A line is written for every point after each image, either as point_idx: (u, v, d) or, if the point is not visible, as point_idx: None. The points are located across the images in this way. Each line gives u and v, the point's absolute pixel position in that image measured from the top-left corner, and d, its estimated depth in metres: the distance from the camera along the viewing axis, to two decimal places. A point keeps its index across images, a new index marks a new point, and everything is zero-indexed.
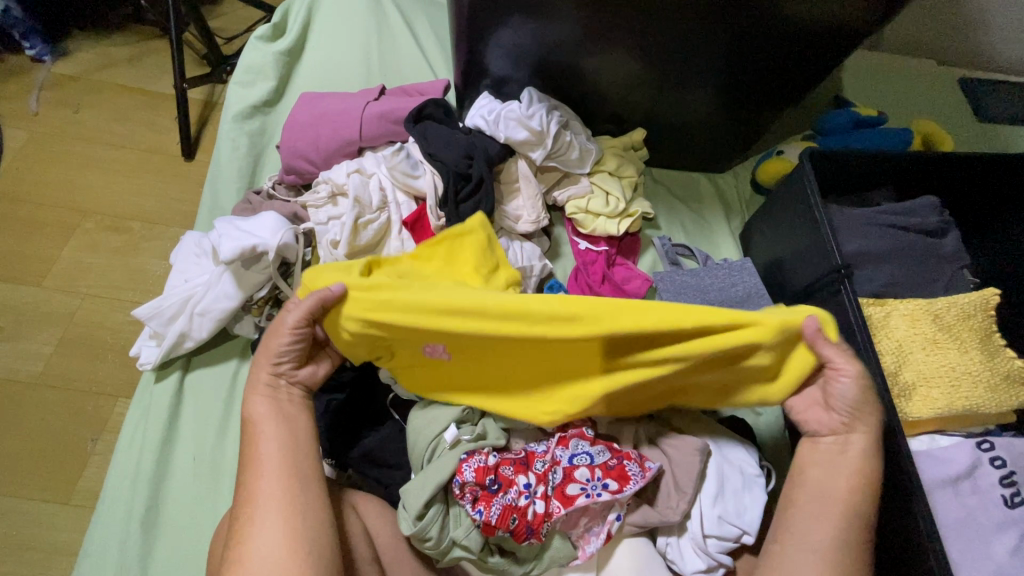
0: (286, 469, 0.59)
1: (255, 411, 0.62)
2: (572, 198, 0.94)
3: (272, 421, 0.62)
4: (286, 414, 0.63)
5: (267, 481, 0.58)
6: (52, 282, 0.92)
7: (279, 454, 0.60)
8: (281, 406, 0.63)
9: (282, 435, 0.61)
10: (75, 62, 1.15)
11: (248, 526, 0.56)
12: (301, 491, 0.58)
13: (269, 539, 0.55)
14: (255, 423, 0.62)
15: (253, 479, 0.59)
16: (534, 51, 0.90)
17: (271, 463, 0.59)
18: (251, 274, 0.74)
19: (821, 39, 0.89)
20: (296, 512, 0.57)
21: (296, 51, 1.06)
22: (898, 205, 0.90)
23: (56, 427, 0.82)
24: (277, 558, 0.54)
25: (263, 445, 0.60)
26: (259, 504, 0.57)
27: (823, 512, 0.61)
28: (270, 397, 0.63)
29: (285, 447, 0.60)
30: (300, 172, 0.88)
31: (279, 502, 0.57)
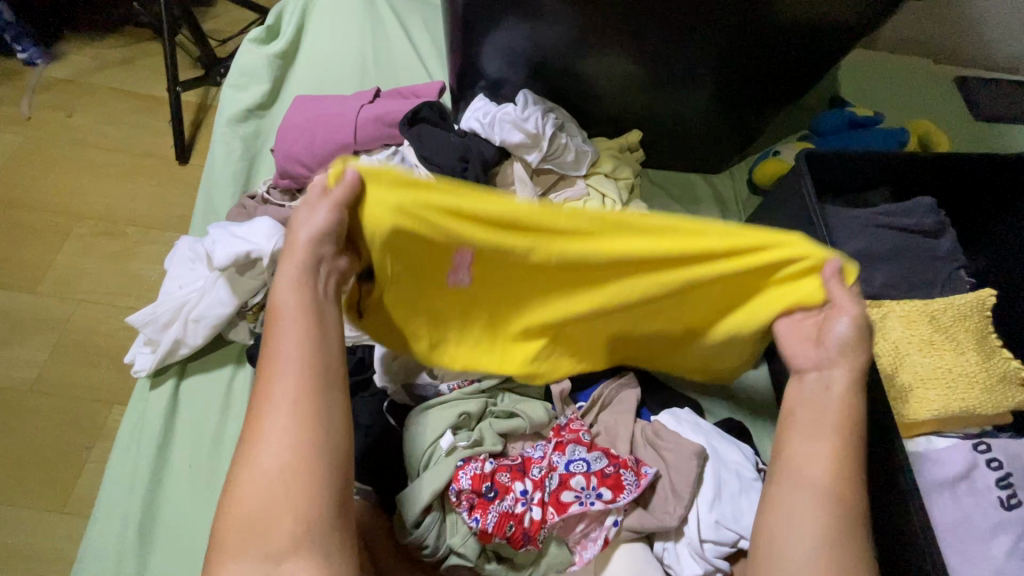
0: (304, 379, 0.51)
1: (281, 301, 0.54)
2: (569, 201, 0.93)
3: (297, 317, 0.53)
4: (313, 310, 0.54)
5: (282, 383, 0.51)
6: (46, 288, 0.92)
7: (297, 358, 0.52)
8: (311, 299, 0.54)
9: (306, 335, 0.53)
10: (68, 65, 1.14)
11: (256, 430, 0.50)
12: (318, 409, 0.50)
13: (274, 455, 0.48)
14: (279, 314, 0.53)
15: (269, 376, 0.51)
16: (529, 53, 0.90)
17: (290, 365, 0.51)
18: (246, 280, 0.74)
19: (816, 39, 0.88)
20: (308, 434, 0.49)
21: (291, 54, 1.05)
22: (895, 205, 0.89)
23: (51, 434, 0.82)
24: (281, 476, 0.47)
25: (285, 338, 0.52)
26: (271, 407, 0.50)
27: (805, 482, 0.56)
28: (299, 288, 0.54)
29: (308, 352, 0.52)
30: (295, 176, 0.88)
31: (288, 415, 0.49)
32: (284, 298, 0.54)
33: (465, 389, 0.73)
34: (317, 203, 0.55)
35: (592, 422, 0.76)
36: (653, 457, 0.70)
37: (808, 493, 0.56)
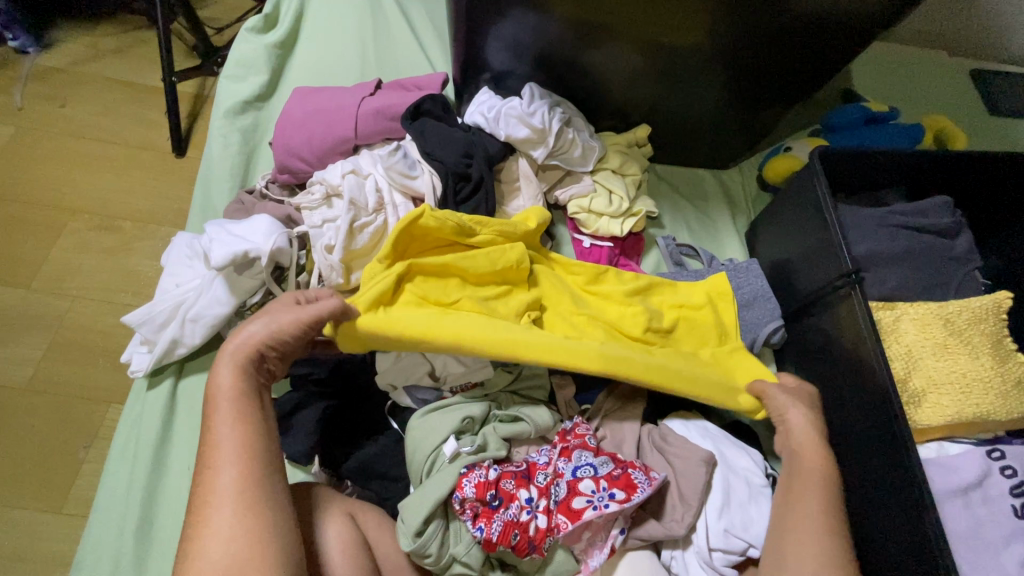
0: (241, 453, 0.54)
1: (217, 384, 0.58)
2: (575, 197, 0.92)
3: (229, 402, 0.57)
4: (245, 389, 0.58)
5: (219, 461, 0.54)
6: (41, 285, 0.90)
7: (231, 438, 0.55)
8: (245, 381, 0.59)
9: (239, 414, 0.56)
10: (60, 54, 1.11)
11: (201, 513, 0.52)
12: (256, 477, 0.54)
13: (220, 530, 0.51)
14: (216, 398, 0.57)
15: (205, 467, 0.54)
16: (535, 45, 0.87)
17: (225, 448, 0.54)
18: (244, 279, 0.72)
19: (831, 33, 0.86)
20: (248, 499, 0.52)
21: (289, 43, 1.02)
22: (909, 205, 0.87)
23: (46, 434, 0.80)
24: (229, 550, 0.50)
25: (222, 423, 0.56)
26: (213, 484, 0.53)
27: (811, 540, 0.60)
28: (236, 364, 0.59)
29: (237, 431, 0.55)
30: (294, 171, 0.85)
31: (233, 488, 0.52)
32: (224, 380, 0.58)
33: (467, 393, 0.72)
34: (256, 321, 0.62)
35: (597, 426, 0.74)
36: (658, 464, 0.69)
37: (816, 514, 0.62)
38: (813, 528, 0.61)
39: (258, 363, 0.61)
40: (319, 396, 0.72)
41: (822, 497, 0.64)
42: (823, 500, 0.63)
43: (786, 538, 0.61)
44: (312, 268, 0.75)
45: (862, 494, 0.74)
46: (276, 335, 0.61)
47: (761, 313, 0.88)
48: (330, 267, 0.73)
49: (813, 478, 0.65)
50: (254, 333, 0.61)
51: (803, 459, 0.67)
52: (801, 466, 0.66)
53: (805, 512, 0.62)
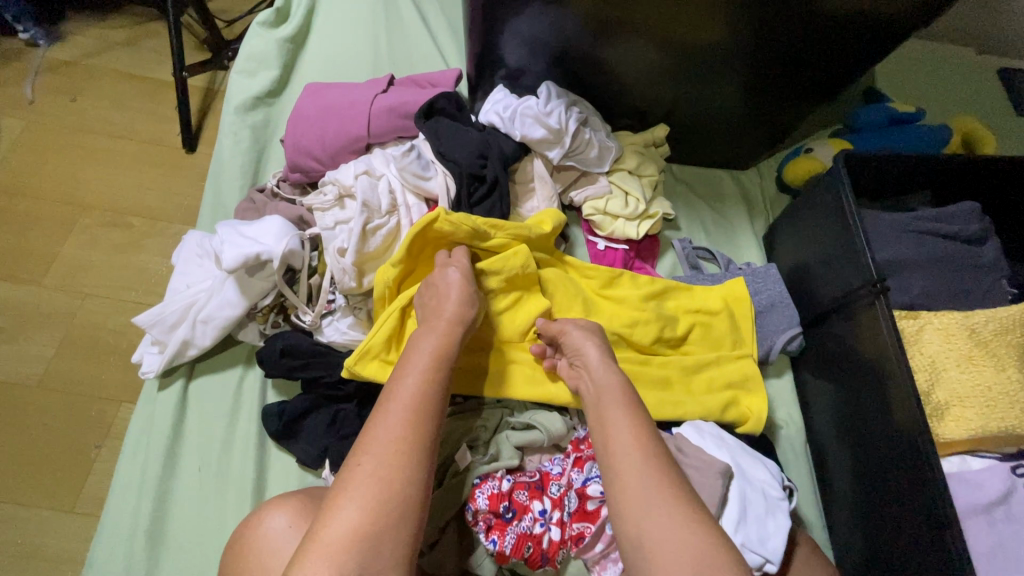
0: (414, 419, 0.52)
1: (421, 344, 0.59)
2: (590, 199, 0.90)
3: (428, 366, 0.57)
4: (447, 356, 0.59)
5: (394, 411, 0.52)
6: (52, 281, 0.90)
7: (414, 399, 0.53)
8: (446, 355, 0.59)
9: (429, 381, 0.55)
10: (71, 46, 1.10)
11: (361, 453, 0.50)
12: (421, 452, 0.51)
13: (369, 484, 0.48)
14: (414, 356, 0.57)
15: (381, 412, 0.53)
16: (552, 41, 0.85)
17: (407, 400, 0.53)
18: (256, 281, 0.71)
19: (858, 30, 0.83)
20: (409, 472, 0.49)
21: (301, 37, 1.00)
22: (936, 211, 0.85)
23: (58, 432, 0.80)
24: (373, 498, 0.47)
25: (415, 373, 0.56)
26: (377, 432, 0.51)
27: (641, 482, 0.52)
28: (444, 335, 0.60)
29: (423, 396, 0.54)
30: (305, 169, 0.84)
31: (390, 449, 0.50)
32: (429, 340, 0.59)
33: (479, 400, 0.71)
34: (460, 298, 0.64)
35: None
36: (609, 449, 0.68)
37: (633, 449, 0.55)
38: (645, 469, 0.53)
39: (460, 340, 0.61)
40: (331, 398, 0.73)
41: (639, 442, 0.55)
42: (641, 435, 0.56)
43: (620, 493, 0.53)
44: (324, 271, 0.74)
45: (882, 509, 0.73)
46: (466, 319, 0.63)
47: (778, 321, 0.87)
48: (342, 270, 0.70)
49: (620, 412, 0.58)
50: (454, 310, 0.62)
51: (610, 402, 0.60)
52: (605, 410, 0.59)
53: (622, 446, 0.55)
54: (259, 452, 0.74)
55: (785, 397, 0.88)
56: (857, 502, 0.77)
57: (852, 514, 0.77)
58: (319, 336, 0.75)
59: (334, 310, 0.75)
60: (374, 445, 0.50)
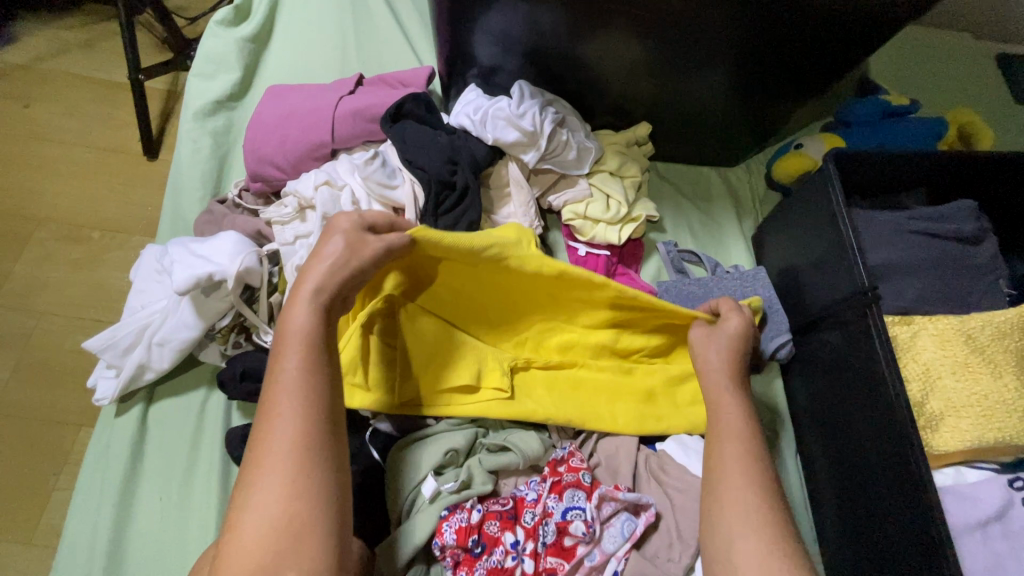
0: (298, 409, 0.50)
1: (290, 325, 0.53)
2: (569, 203, 0.86)
3: (301, 348, 0.52)
4: (317, 336, 0.53)
5: (285, 404, 0.50)
6: (7, 300, 0.85)
7: (294, 391, 0.50)
8: (319, 326, 0.54)
9: (307, 365, 0.52)
10: (24, 48, 1.04)
11: (257, 461, 0.48)
12: (320, 435, 0.49)
13: (273, 485, 0.46)
14: (286, 339, 0.53)
15: (269, 410, 0.50)
16: (525, 37, 0.80)
17: (286, 395, 0.50)
18: (213, 301, 0.67)
19: (848, 18, 0.78)
20: (308, 459, 0.48)
21: (263, 36, 0.95)
22: (931, 209, 0.81)
23: (13, 461, 0.76)
24: (277, 505, 0.46)
25: (287, 367, 0.51)
26: (270, 430, 0.49)
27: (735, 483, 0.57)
28: (311, 306, 0.54)
29: (307, 380, 0.51)
30: (268, 179, 0.79)
31: (287, 447, 0.48)
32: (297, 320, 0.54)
33: (452, 420, 0.68)
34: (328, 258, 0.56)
35: (590, 451, 0.71)
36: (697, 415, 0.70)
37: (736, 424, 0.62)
38: (741, 475, 0.58)
39: (331, 309, 0.56)
40: None
41: (744, 425, 0.62)
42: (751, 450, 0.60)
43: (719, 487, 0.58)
44: (284, 288, 0.70)
45: (875, 526, 0.70)
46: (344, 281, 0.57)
47: (767, 327, 0.83)
48: None
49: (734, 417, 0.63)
50: (320, 274, 0.55)
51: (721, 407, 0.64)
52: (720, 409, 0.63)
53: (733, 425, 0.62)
54: (223, 479, 0.71)
55: (776, 405, 0.84)
56: (850, 518, 0.73)
57: (845, 531, 0.74)
58: None
59: None
60: (259, 456, 0.48)
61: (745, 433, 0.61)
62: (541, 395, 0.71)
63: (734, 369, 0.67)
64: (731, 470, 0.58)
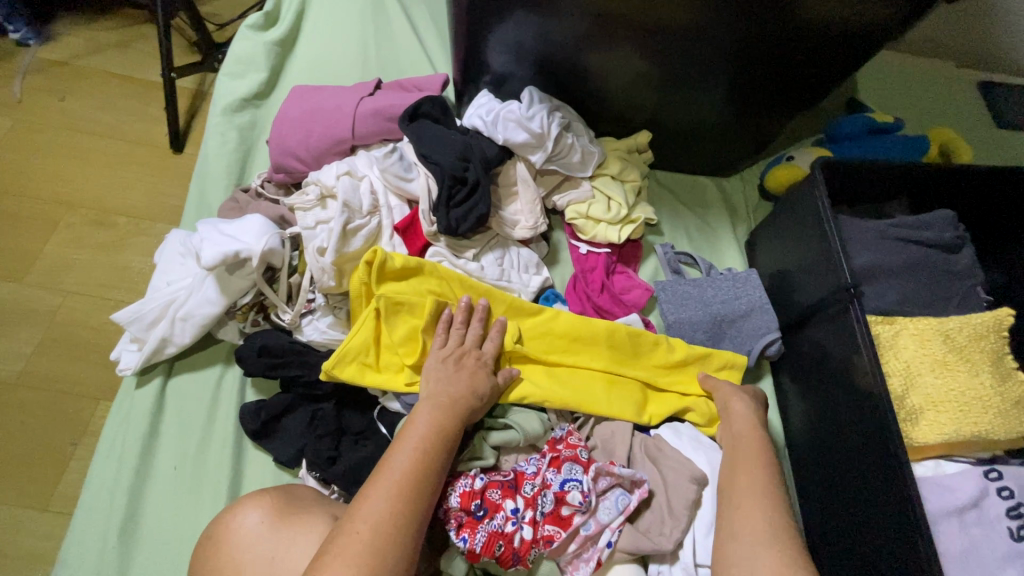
0: (403, 486, 0.55)
1: (419, 418, 0.61)
2: (572, 203, 0.91)
3: (424, 441, 0.59)
4: (442, 436, 0.60)
5: (387, 480, 0.55)
6: (34, 278, 0.90)
7: (403, 471, 0.56)
8: (446, 428, 0.61)
9: (424, 454, 0.58)
10: (61, 47, 1.10)
11: (350, 522, 0.53)
12: (410, 519, 0.54)
13: (361, 547, 0.51)
14: (412, 429, 0.60)
15: (376, 479, 0.56)
16: (536, 48, 0.86)
17: (395, 474, 0.56)
18: (236, 279, 0.71)
19: (834, 39, 0.85)
20: (391, 535, 0.52)
21: (289, 41, 1.01)
22: (911, 218, 0.86)
23: (33, 430, 0.79)
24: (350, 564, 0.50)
25: (407, 448, 0.58)
26: (371, 499, 0.54)
27: (748, 509, 0.61)
28: (443, 409, 0.63)
29: (417, 465, 0.57)
30: (290, 170, 0.84)
31: (382, 519, 0.53)
32: (426, 414, 0.62)
33: None
34: (461, 370, 0.68)
35: (588, 434, 0.74)
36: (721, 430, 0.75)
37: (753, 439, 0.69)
38: (751, 474, 0.64)
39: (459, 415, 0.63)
40: (309, 397, 0.74)
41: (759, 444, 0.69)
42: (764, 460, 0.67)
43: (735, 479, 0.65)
44: (304, 270, 0.74)
45: (857, 514, 0.72)
46: (473, 392, 0.66)
47: (759, 325, 0.86)
48: (321, 269, 0.71)
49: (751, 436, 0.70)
50: (457, 384, 0.66)
51: (746, 442, 0.69)
52: (738, 444, 0.69)
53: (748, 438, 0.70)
54: (235, 450, 0.74)
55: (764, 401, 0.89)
56: (834, 507, 0.76)
57: (831, 519, 0.77)
58: (298, 335, 0.75)
59: (314, 309, 0.75)
60: (354, 516, 0.53)
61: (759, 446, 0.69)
62: (539, 377, 0.74)
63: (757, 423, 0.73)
64: (748, 483, 0.64)
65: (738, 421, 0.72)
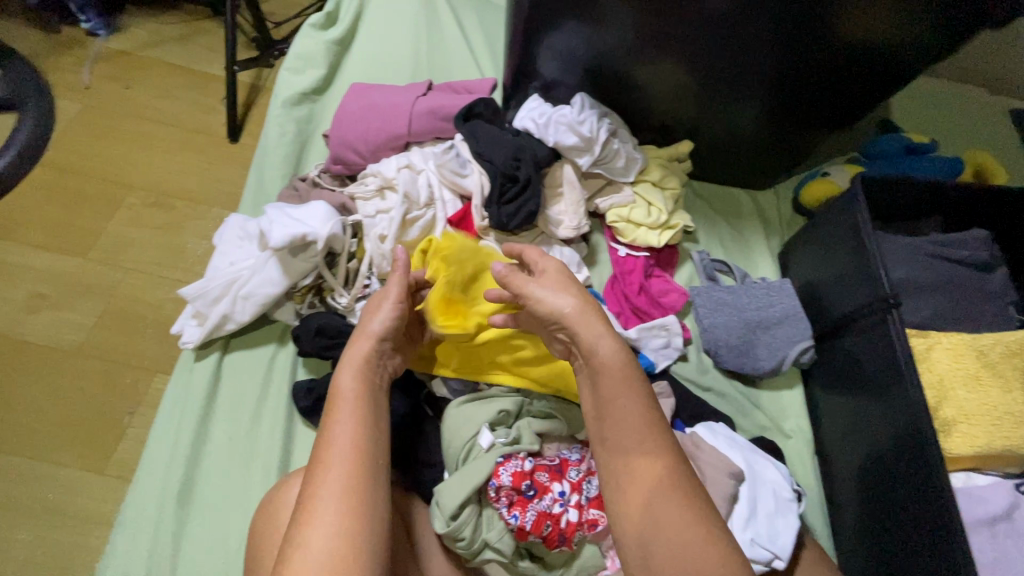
0: (355, 461, 0.50)
1: (340, 386, 0.55)
2: (614, 207, 0.94)
3: (353, 406, 0.54)
4: (367, 398, 0.55)
5: (333, 461, 0.50)
6: (97, 255, 0.94)
7: (344, 441, 0.51)
8: (363, 388, 0.56)
9: (359, 421, 0.53)
10: (127, 38, 1.16)
11: (302, 521, 0.47)
12: (369, 489, 0.50)
13: (327, 525, 0.47)
14: (337, 399, 0.54)
15: (320, 466, 0.50)
16: (587, 57, 0.90)
17: (339, 450, 0.51)
18: (298, 262, 0.75)
19: (874, 61, 0.88)
20: (351, 510, 0.48)
21: (347, 42, 1.06)
22: (945, 236, 0.88)
23: (95, 397, 0.84)
24: (331, 548, 0.45)
25: (336, 427, 0.52)
26: (324, 478, 0.49)
27: (670, 499, 0.51)
28: (357, 368, 0.57)
29: (354, 435, 0.52)
30: (347, 162, 0.88)
31: (337, 498, 0.48)
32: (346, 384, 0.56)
33: (502, 387, 0.74)
34: (378, 317, 0.61)
35: None
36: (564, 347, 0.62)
37: (634, 394, 0.56)
38: (656, 455, 0.53)
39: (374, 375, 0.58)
40: None
41: (640, 398, 0.56)
42: (651, 425, 0.55)
43: (637, 463, 0.54)
44: (362, 256, 0.78)
45: (886, 519, 0.75)
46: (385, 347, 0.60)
47: (793, 332, 0.89)
48: (382, 255, 0.75)
49: (629, 394, 0.56)
50: (369, 339, 0.59)
51: (620, 393, 0.56)
52: (619, 409, 0.55)
53: (634, 396, 0.55)
54: (286, 426, 0.77)
55: (795, 408, 0.91)
56: (864, 513, 0.78)
57: (859, 525, 0.78)
58: (351, 318, 0.78)
59: (368, 295, 0.78)
60: (325, 507, 0.47)
61: (640, 404, 0.55)
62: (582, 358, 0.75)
63: (624, 356, 0.57)
64: (655, 468, 0.53)
65: (593, 376, 0.58)
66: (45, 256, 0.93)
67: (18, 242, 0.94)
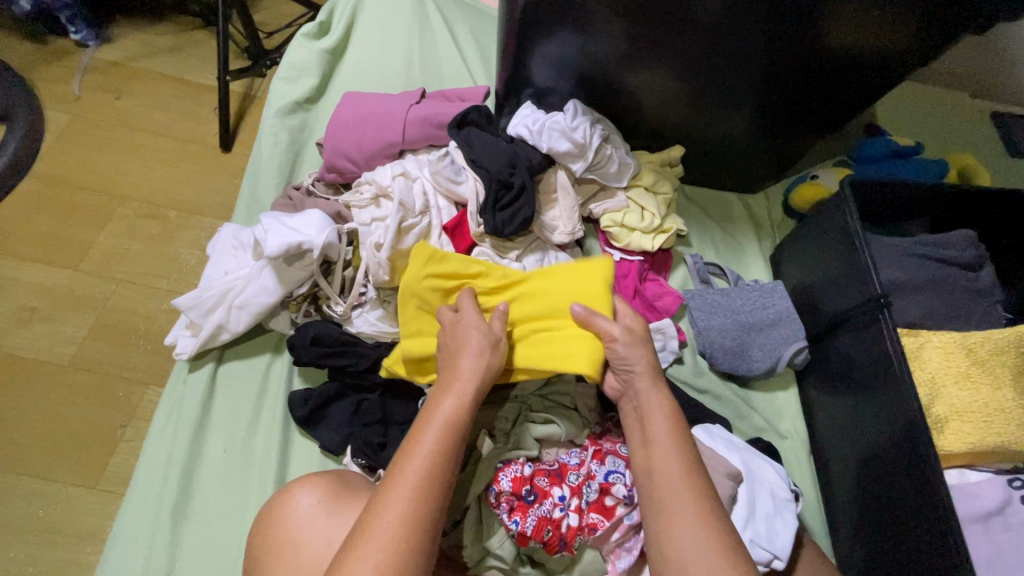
0: (423, 488, 0.55)
1: (439, 409, 0.60)
2: (608, 211, 0.95)
3: (439, 434, 0.58)
4: (457, 429, 0.59)
5: (406, 481, 0.55)
6: (88, 267, 0.93)
7: (423, 472, 0.55)
8: (463, 420, 0.60)
9: (441, 451, 0.57)
10: (116, 49, 1.15)
11: (366, 528, 0.52)
12: (429, 520, 0.54)
13: (382, 540, 0.51)
14: (430, 420, 0.59)
15: (394, 481, 0.55)
16: (579, 63, 0.90)
17: (414, 473, 0.55)
18: (293, 270, 0.75)
19: (858, 67, 0.89)
20: (407, 539, 0.52)
21: (339, 51, 1.07)
22: (933, 237, 0.90)
23: (88, 411, 0.83)
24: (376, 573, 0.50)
25: (425, 447, 0.57)
26: (390, 503, 0.53)
27: (683, 507, 0.57)
28: (462, 400, 0.60)
29: (433, 465, 0.56)
30: (341, 170, 0.88)
31: (400, 517, 0.53)
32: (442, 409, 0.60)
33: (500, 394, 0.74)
34: (484, 350, 0.64)
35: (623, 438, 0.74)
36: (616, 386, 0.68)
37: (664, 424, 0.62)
38: (680, 473, 0.58)
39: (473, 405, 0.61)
40: (356, 387, 0.76)
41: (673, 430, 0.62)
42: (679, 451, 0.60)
43: (657, 478, 0.59)
44: (358, 264, 0.78)
45: (882, 518, 0.75)
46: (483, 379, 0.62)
47: (786, 333, 0.89)
48: (377, 263, 0.75)
49: (660, 422, 0.62)
50: (472, 367, 0.62)
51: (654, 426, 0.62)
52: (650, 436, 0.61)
53: (663, 426, 0.62)
54: (282, 436, 0.76)
55: (791, 410, 0.91)
56: (860, 512, 0.79)
57: (855, 524, 0.79)
58: (348, 326, 0.78)
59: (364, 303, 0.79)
60: (386, 528, 0.52)
61: (670, 431, 0.62)
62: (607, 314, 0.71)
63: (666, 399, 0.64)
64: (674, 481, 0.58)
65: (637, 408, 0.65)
66: (34, 269, 0.92)
67: (7, 255, 0.93)
